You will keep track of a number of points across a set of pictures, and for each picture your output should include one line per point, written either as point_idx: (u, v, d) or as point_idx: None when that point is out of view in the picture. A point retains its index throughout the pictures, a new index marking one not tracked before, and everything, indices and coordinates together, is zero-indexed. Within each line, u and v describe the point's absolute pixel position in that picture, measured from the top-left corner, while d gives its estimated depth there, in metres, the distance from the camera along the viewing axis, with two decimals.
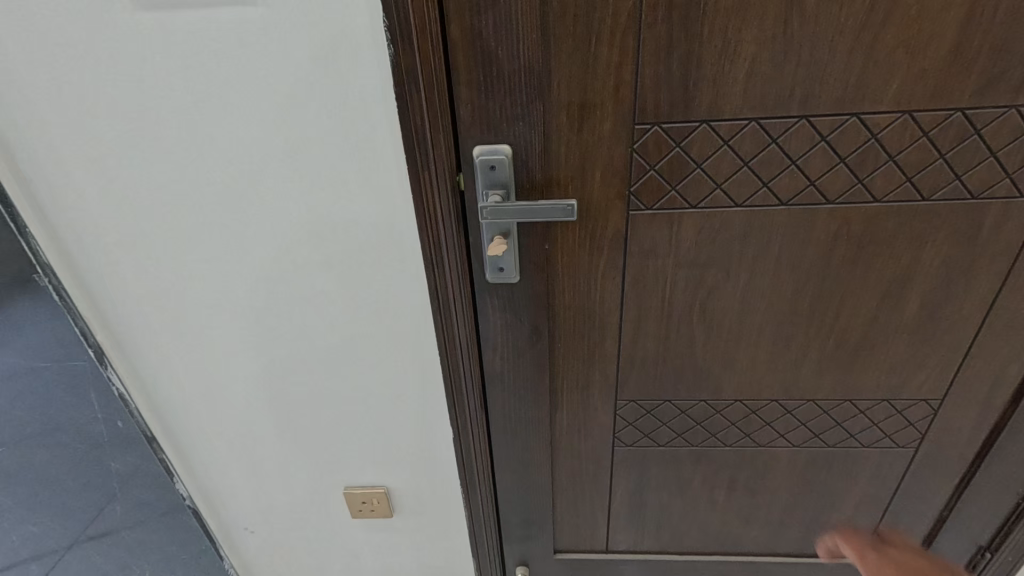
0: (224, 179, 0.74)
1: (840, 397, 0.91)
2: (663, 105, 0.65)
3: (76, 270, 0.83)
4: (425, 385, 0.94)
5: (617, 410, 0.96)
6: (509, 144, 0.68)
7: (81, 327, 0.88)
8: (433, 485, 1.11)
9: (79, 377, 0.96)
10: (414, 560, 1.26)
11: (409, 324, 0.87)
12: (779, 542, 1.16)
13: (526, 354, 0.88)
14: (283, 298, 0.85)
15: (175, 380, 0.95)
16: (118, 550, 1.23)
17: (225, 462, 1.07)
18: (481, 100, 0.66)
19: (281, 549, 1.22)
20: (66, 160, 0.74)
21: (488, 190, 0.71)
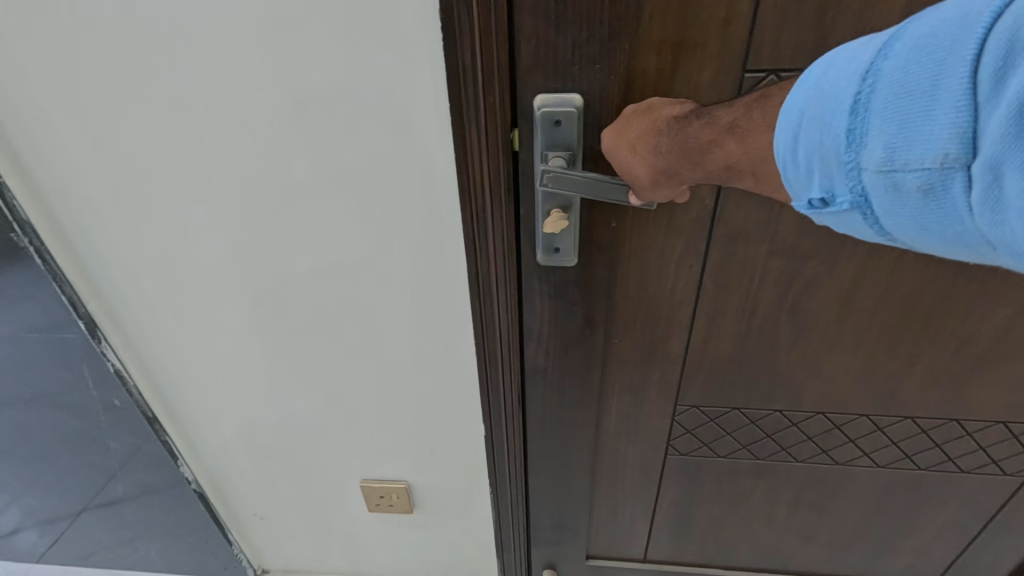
0: (230, 126, 0.62)
1: (945, 416, 0.78)
2: (786, 47, 0.50)
3: (63, 230, 0.72)
4: (457, 375, 0.83)
5: (675, 416, 0.83)
6: (580, 93, 0.54)
7: (70, 296, 0.77)
8: (459, 481, 1.01)
9: (68, 354, 0.84)
10: (433, 555, 1.16)
11: (444, 303, 0.75)
12: (841, 565, 1.04)
13: (576, 349, 0.76)
14: (300, 269, 0.73)
15: (175, 355, 0.85)
16: (118, 529, 1.15)
17: (232, 445, 0.98)
18: (550, 34, 0.52)
19: (292, 535, 1.15)
20: (44, 97, 0.61)
21: (549, 151, 0.57)
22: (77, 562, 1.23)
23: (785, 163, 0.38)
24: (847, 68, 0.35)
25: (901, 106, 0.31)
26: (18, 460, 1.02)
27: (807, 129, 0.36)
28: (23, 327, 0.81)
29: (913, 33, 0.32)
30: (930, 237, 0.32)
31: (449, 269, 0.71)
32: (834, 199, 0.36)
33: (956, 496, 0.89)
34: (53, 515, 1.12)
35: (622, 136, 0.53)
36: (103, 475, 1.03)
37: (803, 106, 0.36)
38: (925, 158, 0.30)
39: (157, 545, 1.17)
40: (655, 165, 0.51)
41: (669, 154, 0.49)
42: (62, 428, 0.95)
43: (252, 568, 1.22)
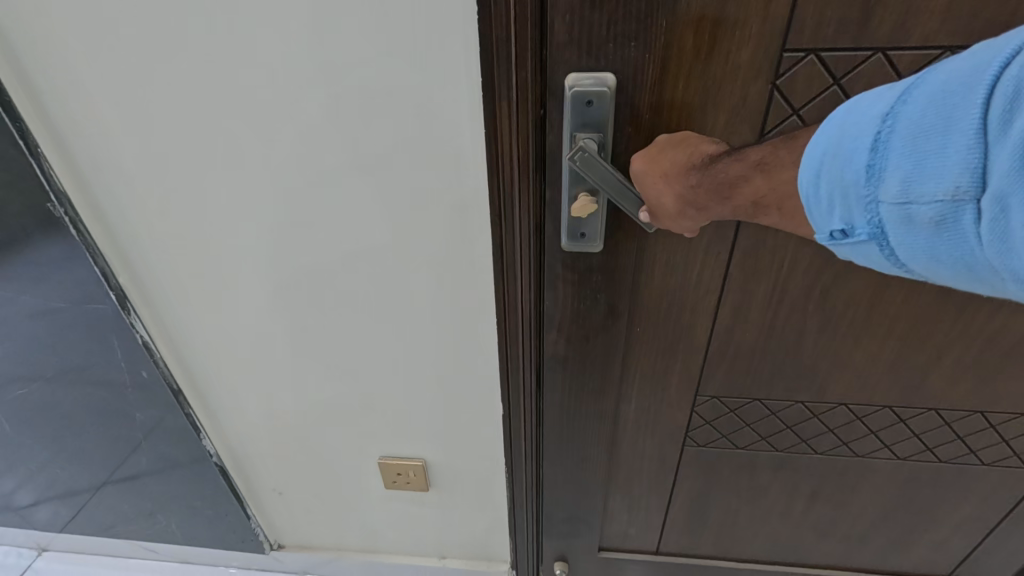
0: (262, 99, 0.62)
1: (971, 409, 0.77)
2: (829, 24, 0.49)
3: (96, 201, 0.73)
4: (477, 355, 0.84)
5: (695, 407, 0.83)
6: (613, 73, 0.54)
7: (102, 267, 0.78)
8: (474, 464, 1.02)
9: (96, 326, 0.85)
10: (447, 536, 1.18)
11: (467, 281, 0.75)
12: (855, 559, 1.03)
13: (597, 338, 0.76)
14: (324, 244, 0.74)
15: (201, 328, 0.87)
16: (142, 501, 1.17)
17: (251, 418, 1.00)
18: (585, 10, 0.51)
19: (309, 511, 1.17)
20: (81, 66, 0.62)
21: (577, 132, 0.56)
22: (101, 533, 1.27)
23: (806, 196, 0.39)
24: (865, 110, 0.35)
25: (917, 145, 0.32)
26: (46, 430, 1.04)
27: (828, 166, 0.37)
28: (54, 299, 0.82)
29: (934, 79, 0.32)
30: (943, 269, 0.33)
31: (475, 249, 0.71)
32: (851, 233, 0.37)
33: (976, 491, 0.87)
34: (77, 485, 1.15)
35: (654, 164, 0.54)
36: (128, 446, 1.05)
37: (824, 144, 0.37)
38: (937, 192, 0.31)
39: (178, 518, 1.20)
40: (682, 195, 0.51)
41: (700, 186, 0.50)
42: (89, 399, 0.97)
43: (269, 544, 1.24)
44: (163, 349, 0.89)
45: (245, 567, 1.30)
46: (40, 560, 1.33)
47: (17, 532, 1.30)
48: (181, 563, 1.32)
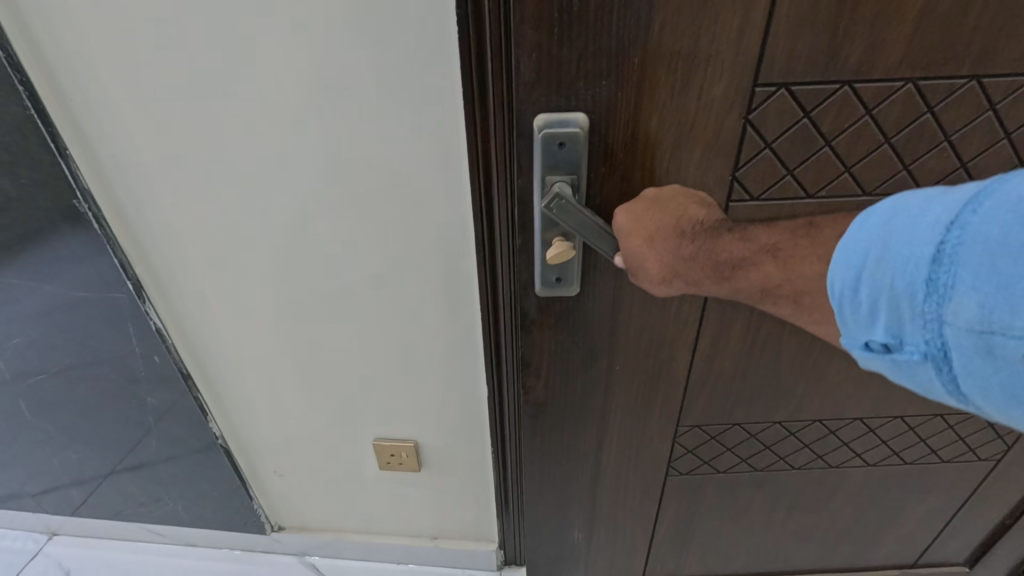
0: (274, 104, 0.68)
1: (931, 412, 0.82)
2: (799, 58, 0.53)
3: (116, 198, 0.78)
4: (466, 344, 0.89)
5: (677, 436, 0.87)
6: (584, 112, 0.56)
7: (121, 259, 0.83)
8: (465, 448, 1.07)
9: (114, 314, 0.90)
10: (442, 521, 1.24)
11: (453, 271, 0.81)
12: (830, 559, 1.07)
13: (576, 381, 0.80)
14: (327, 240, 0.79)
15: (211, 318, 0.92)
16: (153, 485, 1.22)
17: (254, 402, 1.05)
18: (554, 50, 0.53)
19: (309, 492, 1.22)
20: (106, 72, 0.67)
21: (550, 176, 0.58)
22: (111, 516, 1.31)
23: (845, 298, 0.42)
24: (918, 222, 0.38)
25: (994, 274, 0.33)
26: (63, 414, 1.09)
27: (881, 279, 0.39)
28: (76, 289, 0.87)
29: (999, 204, 0.34)
30: (1013, 403, 0.34)
31: (464, 236, 0.77)
32: (905, 344, 0.39)
33: (938, 487, 0.93)
34: (90, 468, 1.20)
35: (639, 228, 0.57)
36: (140, 430, 1.10)
37: (877, 255, 0.40)
38: (1020, 327, 0.32)
39: (185, 501, 1.25)
40: (672, 264, 0.55)
41: (692, 261, 0.55)
42: (105, 384, 1.02)
43: (270, 526, 1.29)
44: (176, 336, 0.94)
45: (248, 550, 1.35)
46: (49, 544, 1.38)
47: (28, 515, 1.35)
48: (186, 546, 1.36)
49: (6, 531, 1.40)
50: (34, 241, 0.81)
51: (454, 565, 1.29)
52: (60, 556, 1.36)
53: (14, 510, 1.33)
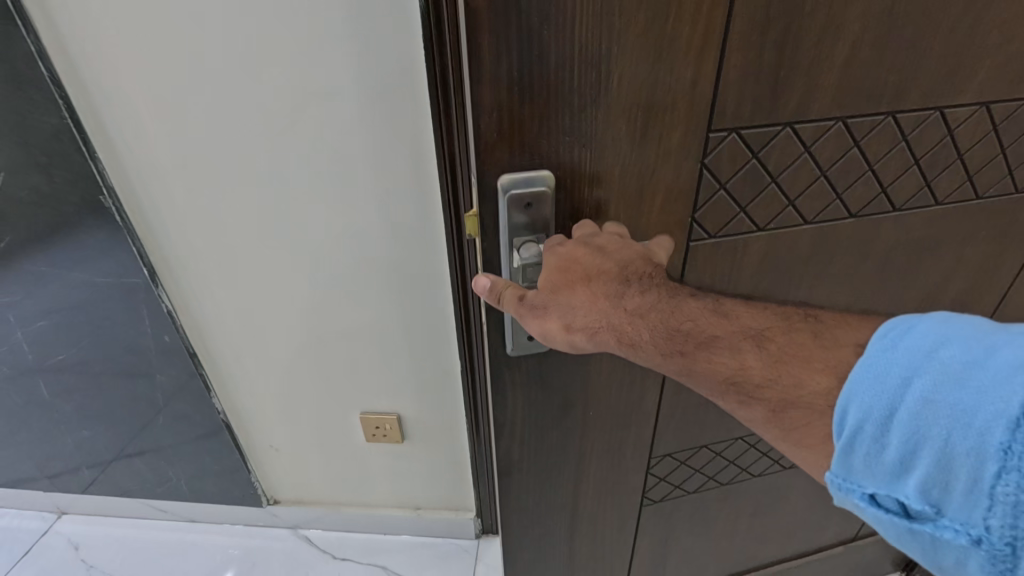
0: (278, 114, 0.81)
1: None
2: (745, 106, 0.54)
3: (135, 194, 0.88)
4: (440, 319, 1.04)
5: (652, 467, 0.88)
6: (548, 169, 0.52)
7: (139, 247, 0.93)
8: (444, 418, 1.19)
9: (129, 301, 1.00)
10: (429, 493, 1.34)
11: (429, 254, 0.96)
12: (789, 547, 1.15)
13: (551, 432, 0.76)
14: (322, 228, 0.92)
15: (216, 301, 1.02)
16: (161, 464, 1.31)
17: (252, 380, 1.14)
18: (514, 108, 0.49)
19: (302, 465, 1.31)
20: (131, 88, 0.79)
21: (519, 240, 0.55)
22: (119, 493, 1.40)
23: (864, 435, 0.36)
24: (983, 369, 0.33)
25: None
26: (74, 397, 1.17)
27: (924, 420, 0.34)
28: (94, 278, 0.97)
29: None
30: None
31: (434, 224, 0.92)
32: (943, 515, 0.33)
33: None
34: (100, 449, 1.28)
35: (571, 269, 0.51)
36: (149, 408, 1.18)
37: (923, 392, 0.34)
38: None
39: (188, 475, 1.33)
40: (610, 316, 0.49)
41: (639, 317, 0.48)
42: (114, 365, 1.10)
43: (265, 498, 1.38)
44: (185, 319, 1.03)
45: (248, 524, 1.43)
46: (59, 522, 1.46)
47: (40, 494, 1.43)
48: (188, 521, 1.44)
49: (19, 510, 1.48)
50: (65, 234, 0.92)
51: (442, 533, 1.40)
52: (71, 531, 1.44)
53: (27, 488, 1.42)
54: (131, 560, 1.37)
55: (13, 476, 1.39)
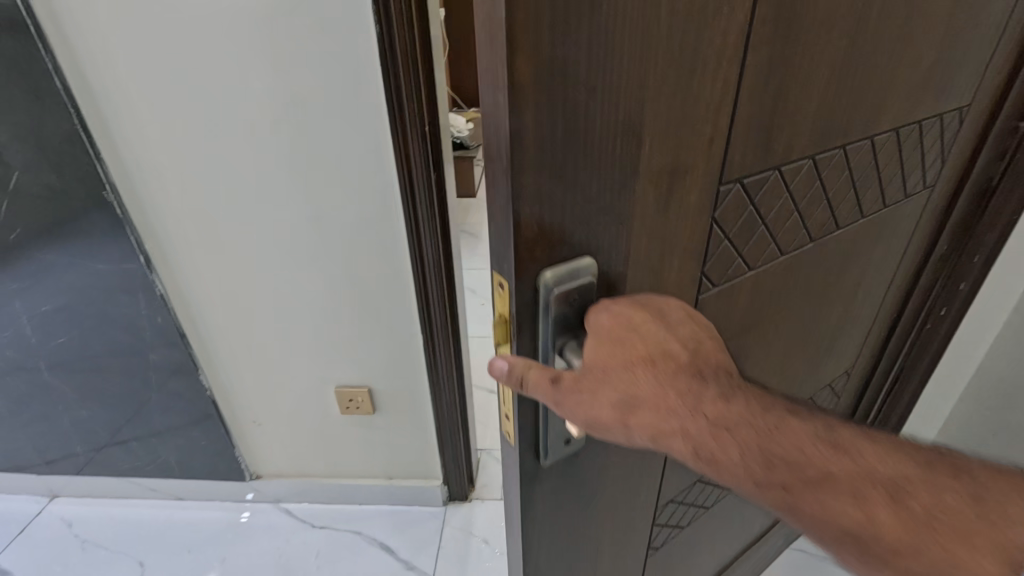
0: (255, 117, 0.93)
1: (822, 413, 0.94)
2: (750, 155, 0.49)
3: (135, 190, 1.00)
4: (403, 303, 1.13)
5: (656, 520, 0.74)
6: (589, 253, 0.43)
7: (136, 237, 1.04)
8: (411, 394, 1.29)
9: (124, 285, 1.10)
10: (402, 462, 1.43)
11: (392, 243, 1.05)
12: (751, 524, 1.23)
13: (565, 525, 0.58)
14: (295, 217, 1.03)
15: (200, 283, 1.12)
16: (151, 442, 1.38)
17: (235, 359, 1.23)
18: (550, 189, 0.39)
19: (280, 439, 1.38)
20: (134, 99, 0.92)
21: (557, 336, 0.45)
22: (109, 473, 1.45)
23: None
24: None
25: None
26: (72, 375, 1.25)
27: None
28: (94, 264, 1.07)
29: None
30: None
31: (394, 216, 1.02)
32: None
33: None
34: (94, 426, 1.35)
35: (625, 349, 0.43)
36: (139, 386, 1.27)
37: None
38: None
39: (175, 452, 1.40)
40: (682, 423, 0.42)
41: (716, 422, 0.42)
42: (110, 345, 1.20)
43: (248, 473, 1.45)
44: (175, 301, 1.13)
45: (233, 499, 1.49)
46: (51, 504, 1.49)
47: (32, 478, 1.47)
48: (174, 500, 1.50)
49: (10, 494, 1.52)
50: (69, 224, 1.03)
51: (415, 499, 1.49)
52: (64, 512, 1.48)
53: (20, 471, 1.46)
54: (121, 535, 1.42)
55: (6, 460, 1.43)
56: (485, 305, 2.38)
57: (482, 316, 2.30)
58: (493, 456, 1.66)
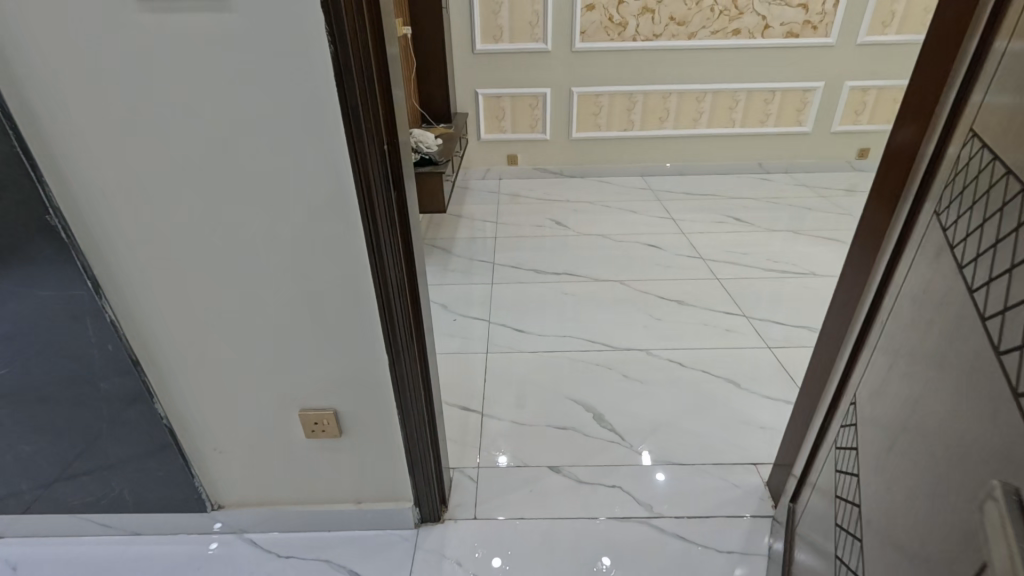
0: (207, 138, 0.91)
1: (864, 451, 0.87)
2: None
3: (83, 213, 0.97)
4: (363, 326, 1.12)
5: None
6: None
7: (83, 261, 1.01)
8: (377, 416, 1.26)
9: (71, 312, 1.06)
10: (371, 487, 1.40)
11: (356, 264, 1.04)
12: None
13: None
14: (254, 239, 1.01)
15: (153, 308, 1.08)
16: (104, 475, 1.32)
17: (193, 385, 1.19)
18: None
19: (242, 467, 1.34)
20: (80, 121, 0.89)
21: None
22: (59, 509, 1.38)
23: None
24: None
25: None
26: (16, 408, 1.19)
27: None
28: (38, 291, 1.03)
29: None
30: None
31: (353, 237, 1.01)
32: None
33: (823, 488, 1.08)
34: (42, 461, 1.28)
35: None
36: (91, 416, 1.21)
37: None
38: None
39: (131, 485, 1.34)
40: None
41: None
42: (58, 375, 1.15)
43: (210, 503, 1.39)
44: (127, 327, 1.10)
45: (193, 531, 1.44)
46: None
47: None
48: (130, 535, 1.43)
49: None
50: (9, 251, 0.99)
51: (385, 524, 1.45)
52: (8, 553, 1.40)
53: None
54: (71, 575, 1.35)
55: None
56: (457, 321, 2.37)
57: (452, 332, 2.28)
58: (466, 475, 1.64)
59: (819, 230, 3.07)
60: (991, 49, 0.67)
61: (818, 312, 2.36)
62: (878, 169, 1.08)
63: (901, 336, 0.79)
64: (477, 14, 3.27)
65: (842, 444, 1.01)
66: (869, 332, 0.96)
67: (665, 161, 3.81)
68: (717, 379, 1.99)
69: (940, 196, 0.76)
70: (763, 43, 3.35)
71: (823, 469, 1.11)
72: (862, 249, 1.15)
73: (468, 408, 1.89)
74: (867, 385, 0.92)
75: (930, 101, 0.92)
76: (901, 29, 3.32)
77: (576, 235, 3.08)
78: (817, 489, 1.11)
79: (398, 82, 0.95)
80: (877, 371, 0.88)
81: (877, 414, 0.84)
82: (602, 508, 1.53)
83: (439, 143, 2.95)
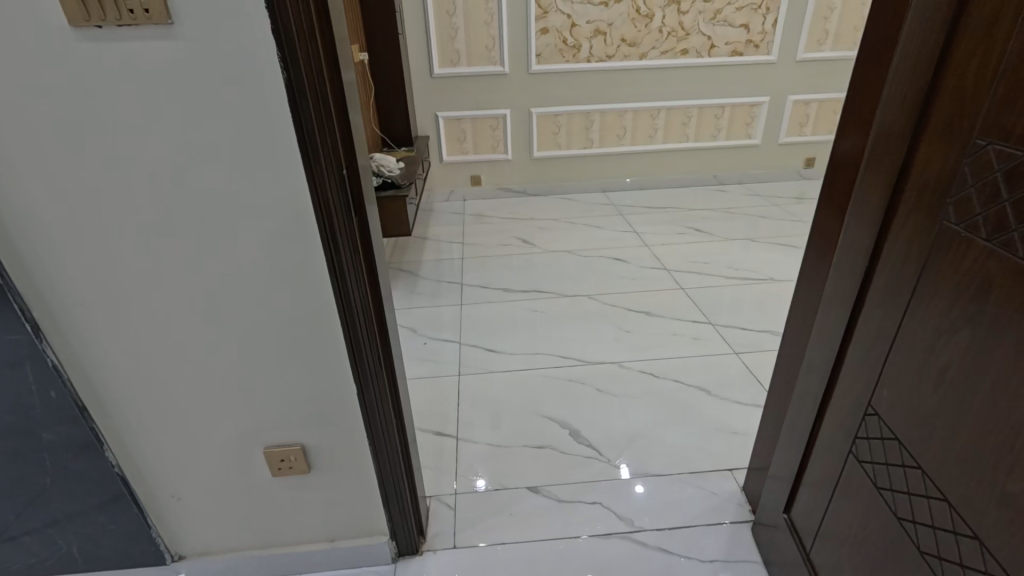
0: (152, 168, 0.87)
1: (921, 465, 0.83)
2: None
3: (19, 252, 0.91)
4: (328, 355, 1.07)
5: None
6: None
7: (20, 303, 0.94)
8: (348, 447, 1.21)
9: (9, 359, 0.99)
10: (347, 521, 1.33)
11: (323, 290, 1.00)
12: None
13: None
14: (210, 269, 0.96)
15: (102, 350, 1.02)
16: (49, 533, 1.22)
17: (148, 429, 1.12)
18: None
19: (203, 513, 1.26)
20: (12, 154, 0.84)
21: None
22: None
23: None
24: None
25: None
26: None
27: None
28: None
29: None
30: None
31: (316, 261, 0.97)
32: None
33: (847, 501, 1.04)
34: None
35: None
36: (34, 470, 1.13)
37: None
38: None
39: (80, 541, 1.25)
40: None
41: None
42: None
43: (169, 555, 1.31)
44: (73, 371, 1.03)
45: None
46: None
47: None
48: None
49: None
50: None
51: (359, 561, 1.39)
52: None
53: None
54: None
55: None
56: (427, 344, 2.32)
57: (423, 356, 2.24)
58: (444, 502, 1.59)
59: (775, 237, 3.16)
60: (975, 57, 0.68)
61: (780, 316, 2.41)
62: (824, 177, 1.11)
63: (948, 348, 0.76)
64: (433, 39, 3.29)
65: (863, 456, 0.98)
66: (862, 340, 0.94)
67: (624, 177, 3.88)
68: (689, 388, 2.00)
69: (931, 199, 0.76)
70: (710, 62, 3.47)
71: (831, 480, 1.08)
72: (817, 254, 1.18)
73: (443, 432, 1.85)
74: (890, 396, 0.88)
75: (868, 110, 0.95)
76: (836, 45, 3.50)
77: (542, 252, 3.08)
78: (834, 502, 1.08)
79: (354, 107, 0.93)
80: (895, 378, 0.87)
81: (930, 426, 0.80)
82: (583, 527, 1.50)
83: (401, 167, 2.93)
